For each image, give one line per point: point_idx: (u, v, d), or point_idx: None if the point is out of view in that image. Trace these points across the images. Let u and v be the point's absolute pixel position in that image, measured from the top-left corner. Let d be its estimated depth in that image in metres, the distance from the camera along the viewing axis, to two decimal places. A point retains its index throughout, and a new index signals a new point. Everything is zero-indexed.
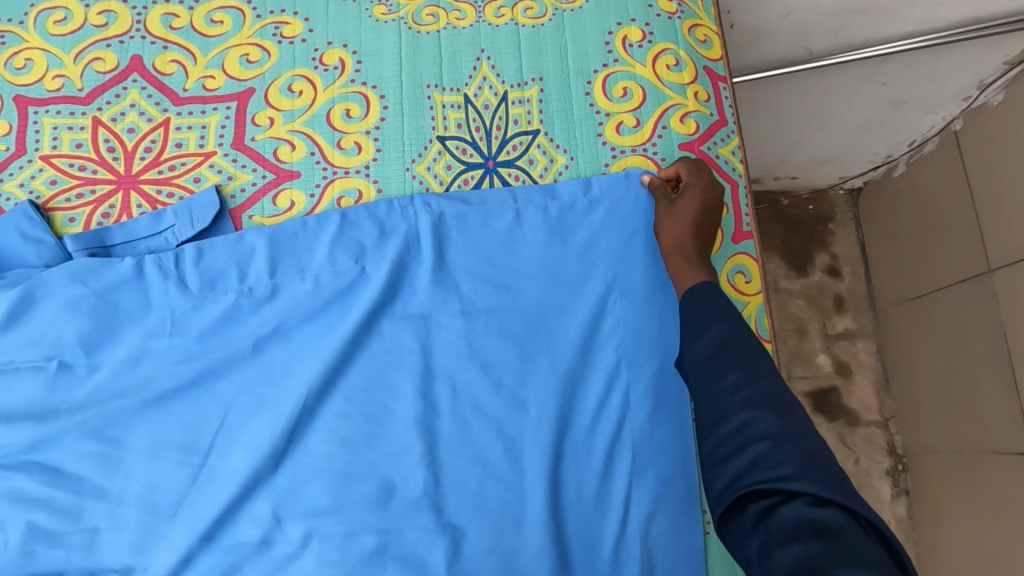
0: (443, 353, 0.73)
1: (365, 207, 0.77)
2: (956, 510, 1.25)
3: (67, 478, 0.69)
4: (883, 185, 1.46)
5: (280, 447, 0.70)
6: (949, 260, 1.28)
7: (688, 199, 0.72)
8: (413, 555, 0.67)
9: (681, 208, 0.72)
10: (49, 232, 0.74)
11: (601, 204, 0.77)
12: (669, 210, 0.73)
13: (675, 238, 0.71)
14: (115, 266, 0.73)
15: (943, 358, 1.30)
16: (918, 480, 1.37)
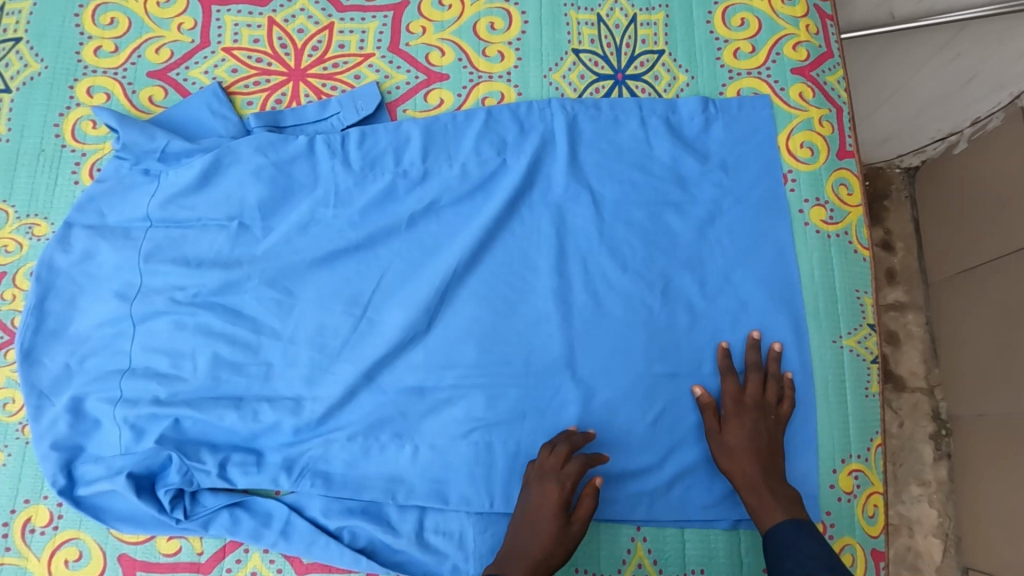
0: (575, 238, 0.83)
1: (509, 107, 0.86)
2: (1002, 487, 1.07)
3: (247, 319, 0.79)
4: (943, 162, 1.24)
5: (433, 304, 0.80)
6: (997, 227, 1.11)
7: (752, 401, 0.74)
8: (547, 403, 0.78)
9: (746, 421, 0.72)
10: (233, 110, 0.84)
11: (719, 118, 0.85)
12: (728, 411, 0.74)
13: (737, 444, 0.71)
14: (291, 142, 0.83)
15: (993, 347, 1.11)
16: (964, 447, 1.18)
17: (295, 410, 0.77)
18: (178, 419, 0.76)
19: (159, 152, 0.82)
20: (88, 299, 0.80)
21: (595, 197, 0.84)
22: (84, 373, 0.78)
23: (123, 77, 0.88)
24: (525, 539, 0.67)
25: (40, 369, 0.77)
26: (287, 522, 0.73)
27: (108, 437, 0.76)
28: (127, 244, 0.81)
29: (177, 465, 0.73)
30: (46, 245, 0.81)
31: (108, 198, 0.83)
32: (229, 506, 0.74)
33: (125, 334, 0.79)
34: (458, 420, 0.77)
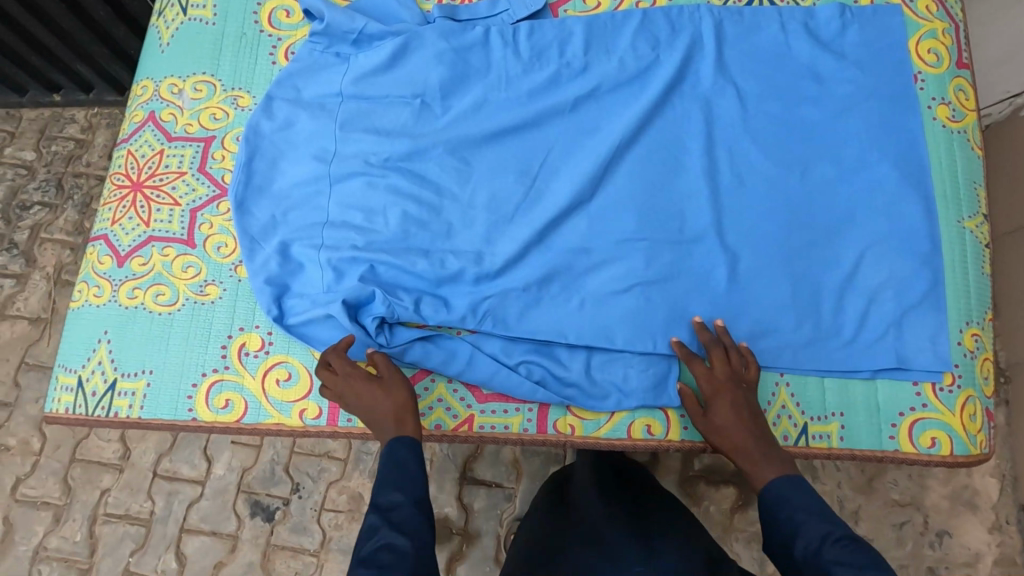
0: (721, 126, 0.92)
1: (662, 10, 0.96)
2: None
3: (430, 183, 0.89)
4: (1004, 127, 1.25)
5: (597, 176, 0.88)
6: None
7: (725, 373, 0.77)
8: (698, 265, 0.86)
9: (737, 393, 0.76)
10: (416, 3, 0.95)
11: (855, 22, 0.95)
12: (709, 380, 0.77)
13: (723, 422, 0.75)
14: (469, 32, 0.94)
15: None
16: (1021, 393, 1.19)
17: (475, 262, 0.86)
18: (373, 265, 0.85)
19: (357, 34, 0.93)
20: (289, 162, 0.90)
21: (737, 91, 0.93)
22: (287, 224, 0.87)
23: None
24: (358, 404, 0.76)
25: (250, 218, 0.87)
26: (472, 356, 0.83)
27: (311, 277, 0.85)
28: (323, 116, 0.91)
29: (380, 299, 0.82)
30: (253, 113, 0.90)
31: (305, 75, 0.93)
32: (420, 340, 0.83)
33: (322, 192, 0.88)
34: (620, 276, 0.85)
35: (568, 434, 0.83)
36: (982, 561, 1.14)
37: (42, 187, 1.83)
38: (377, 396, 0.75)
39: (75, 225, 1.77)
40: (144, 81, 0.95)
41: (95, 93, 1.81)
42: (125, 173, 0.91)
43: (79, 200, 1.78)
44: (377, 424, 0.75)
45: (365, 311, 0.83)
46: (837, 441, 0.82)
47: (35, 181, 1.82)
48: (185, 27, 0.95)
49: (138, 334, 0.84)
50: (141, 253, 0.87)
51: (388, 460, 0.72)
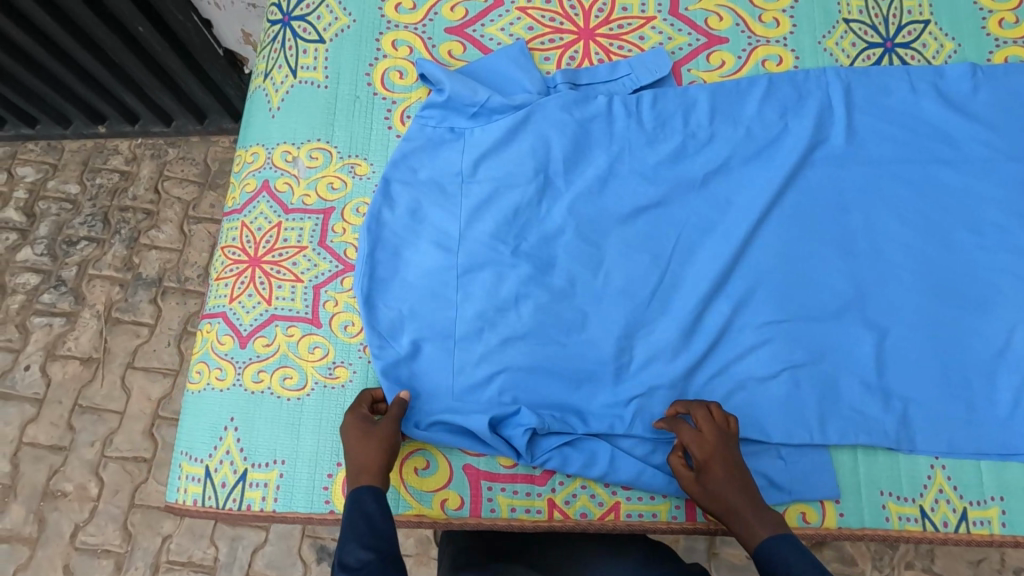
0: (856, 193, 0.88)
1: (788, 74, 0.92)
2: None
3: (562, 269, 0.86)
4: None
5: (732, 254, 0.85)
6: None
7: (713, 436, 0.74)
8: (843, 343, 0.83)
9: (732, 455, 0.74)
10: (536, 67, 0.92)
11: (988, 82, 0.91)
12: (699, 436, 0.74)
13: (716, 491, 0.72)
14: (592, 101, 0.90)
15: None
16: None
17: (615, 346, 0.83)
18: (510, 366, 0.82)
19: (478, 107, 0.90)
20: (413, 252, 0.86)
21: (870, 158, 0.90)
22: (414, 320, 0.84)
23: (423, 32, 0.95)
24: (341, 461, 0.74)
25: (378, 313, 0.84)
26: (614, 457, 0.79)
27: (442, 378, 0.82)
28: (446, 200, 0.88)
29: (527, 414, 0.79)
30: (374, 200, 0.87)
31: (423, 154, 0.89)
32: (566, 448, 0.80)
33: (449, 282, 0.85)
34: (764, 359, 0.83)
35: (718, 520, 0.79)
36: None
37: (87, 222, 1.76)
38: (360, 446, 0.74)
39: (122, 261, 1.71)
40: (254, 147, 0.91)
41: (141, 124, 1.76)
42: (241, 247, 0.88)
43: (127, 236, 1.74)
44: (365, 474, 0.72)
45: (507, 423, 0.80)
46: (999, 526, 0.78)
47: (80, 216, 1.76)
48: (296, 90, 0.91)
49: (266, 420, 0.81)
50: (263, 332, 0.84)
51: (355, 509, 0.69)
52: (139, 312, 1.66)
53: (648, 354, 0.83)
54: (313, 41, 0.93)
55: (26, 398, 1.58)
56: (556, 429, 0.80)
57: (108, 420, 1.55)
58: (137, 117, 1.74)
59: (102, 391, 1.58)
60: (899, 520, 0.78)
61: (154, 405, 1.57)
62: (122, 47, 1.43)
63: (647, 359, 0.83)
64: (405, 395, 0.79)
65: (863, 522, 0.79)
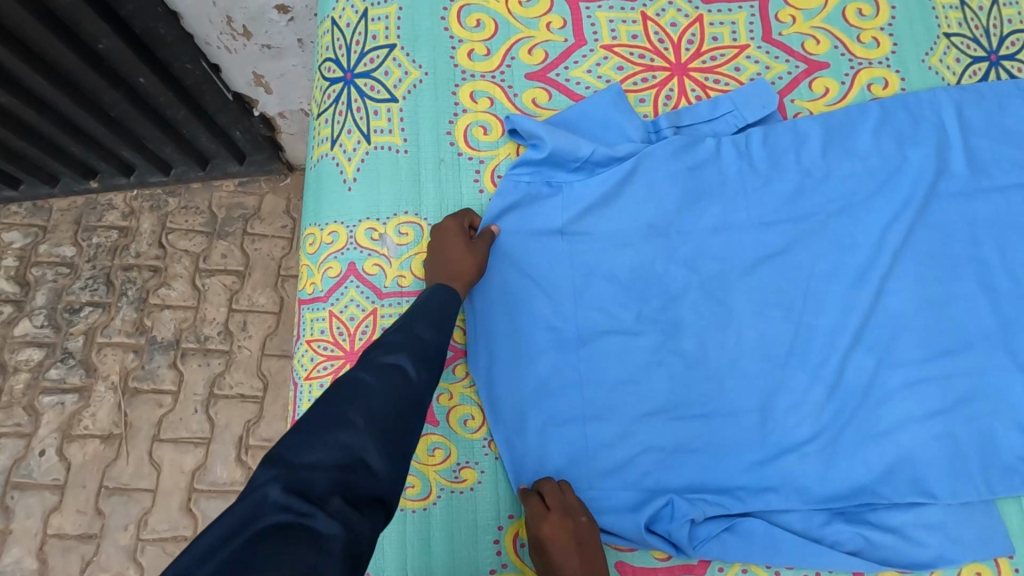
0: (986, 219, 0.82)
1: (899, 100, 0.85)
2: None
3: (689, 331, 0.79)
4: None
5: (870, 297, 0.79)
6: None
7: (559, 518, 0.68)
8: (1001, 389, 0.76)
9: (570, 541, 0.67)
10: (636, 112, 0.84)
11: None
12: (561, 512, 0.68)
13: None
14: (701, 145, 0.83)
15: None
16: None
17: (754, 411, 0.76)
18: (652, 447, 0.75)
19: (580, 159, 0.82)
20: (531, 327, 0.79)
21: (989, 189, 0.83)
22: (539, 404, 0.76)
23: (502, 80, 0.86)
24: (441, 251, 0.76)
25: (501, 397, 0.77)
26: (772, 535, 0.71)
27: (580, 469, 0.74)
28: (558, 265, 0.80)
29: (683, 502, 0.72)
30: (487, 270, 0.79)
31: (519, 212, 0.81)
32: (726, 533, 0.72)
33: (571, 356, 0.78)
34: (912, 412, 0.75)
35: None
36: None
37: (87, 285, 1.58)
38: (462, 255, 0.75)
39: (133, 324, 1.53)
40: (332, 226, 0.81)
41: (137, 175, 1.57)
42: (333, 341, 0.78)
43: (135, 296, 1.55)
44: (457, 283, 0.74)
45: (661, 518, 0.72)
46: None
47: (80, 279, 1.57)
48: (372, 157, 0.82)
49: (391, 535, 0.72)
50: None
51: (440, 297, 0.70)
52: (159, 379, 1.49)
53: (792, 417, 0.76)
54: (385, 99, 0.84)
55: (44, 485, 1.41)
56: (712, 514, 0.72)
57: (140, 500, 1.40)
58: (132, 168, 1.54)
59: (129, 469, 1.42)
60: None
61: (189, 478, 1.41)
62: (120, 100, 1.28)
63: (785, 423, 0.76)
64: (496, 230, 0.79)
65: None
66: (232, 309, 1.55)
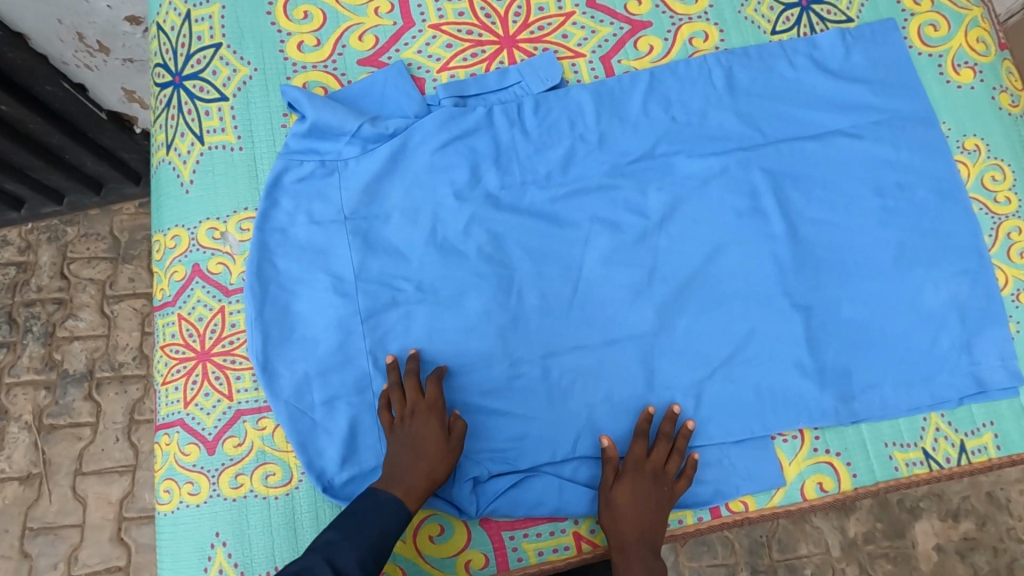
0: (780, 164, 0.88)
1: (668, 66, 0.89)
2: None
3: (530, 292, 0.82)
4: None
5: (696, 243, 0.85)
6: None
7: (639, 473, 0.75)
8: (778, 329, 0.83)
9: (654, 491, 0.74)
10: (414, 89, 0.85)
11: (895, 29, 0.93)
12: (626, 471, 0.75)
13: (630, 511, 0.73)
14: (470, 114, 0.84)
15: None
16: None
17: (544, 374, 0.80)
18: (497, 414, 0.78)
19: (349, 137, 0.82)
20: (345, 316, 0.79)
21: (768, 141, 0.88)
22: (357, 389, 0.77)
23: (335, 69, 0.87)
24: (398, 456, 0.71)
25: (324, 389, 0.77)
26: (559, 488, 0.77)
27: (369, 443, 0.76)
28: (386, 249, 0.82)
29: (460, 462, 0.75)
30: (295, 268, 0.80)
31: (348, 200, 0.82)
32: (511, 490, 0.76)
33: (354, 332, 0.79)
34: (692, 356, 0.82)
35: (743, 511, 0.80)
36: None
37: None
38: (435, 446, 0.71)
39: (41, 360, 1.46)
40: (174, 230, 0.81)
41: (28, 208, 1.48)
42: (184, 343, 0.78)
43: (42, 331, 1.48)
44: (394, 485, 0.70)
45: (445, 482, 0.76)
46: (996, 450, 0.81)
47: None
48: (207, 157, 0.82)
49: (257, 527, 0.74)
50: (232, 432, 0.76)
51: (375, 526, 0.66)
52: (76, 412, 1.43)
53: (622, 374, 0.81)
54: (215, 99, 0.84)
55: None
56: (496, 472, 0.76)
57: (68, 537, 1.36)
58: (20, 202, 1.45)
59: (52, 507, 1.38)
60: (907, 467, 0.81)
61: (117, 508, 1.38)
62: None
63: (619, 382, 0.81)
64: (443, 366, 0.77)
65: (875, 477, 0.80)
66: (144, 331, 1.49)
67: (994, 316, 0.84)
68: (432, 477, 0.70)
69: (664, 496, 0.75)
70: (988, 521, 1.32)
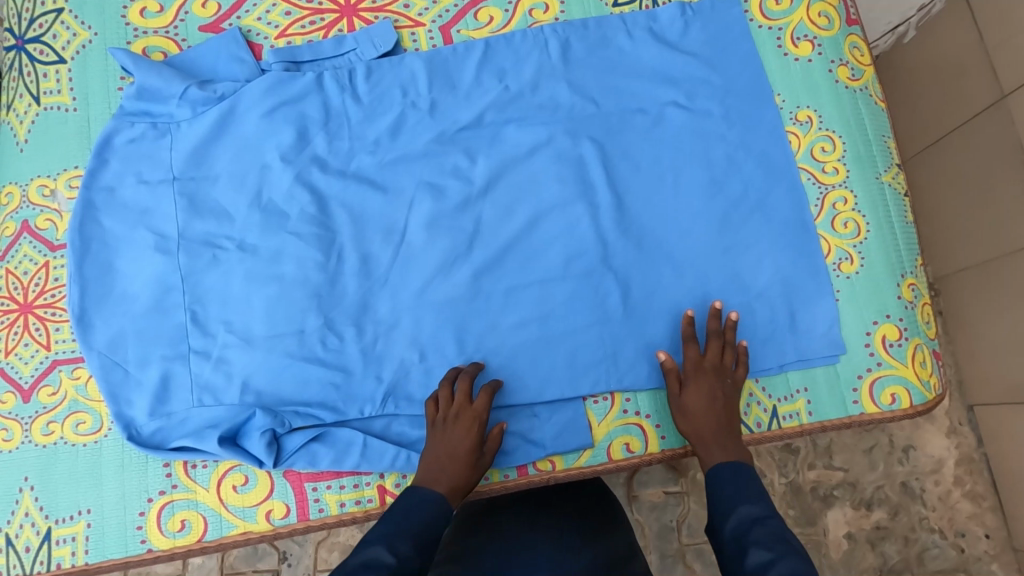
0: (608, 136, 0.89)
1: (504, 36, 0.91)
2: (988, 314, 1.23)
3: (352, 253, 0.84)
4: (897, 55, 1.36)
5: (521, 210, 0.87)
6: (962, 104, 1.23)
7: (715, 366, 0.79)
8: (595, 295, 0.85)
9: (708, 386, 0.77)
10: (248, 55, 0.87)
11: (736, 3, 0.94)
12: (688, 376, 0.78)
13: (700, 405, 0.76)
14: (299, 79, 0.86)
15: (974, 232, 1.24)
16: (951, 300, 1.32)
17: (357, 334, 0.82)
18: (305, 372, 0.80)
19: (177, 99, 0.84)
20: (162, 270, 0.81)
21: (601, 111, 0.90)
22: (172, 343, 0.80)
23: (176, 35, 0.89)
24: (440, 462, 0.72)
25: (136, 341, 0.79)
26: (364, 444, 0.77)
27: (181, 394, 0.78)
28: (211, 206, 0.84)
29: (261, 415, 0.76)
30: (119, 224, 0.83)
31: (177, 161, 0.85)
32: (312, 443, 0.77)
33: (174, 288, 0.81)
34: (508, 319, 0.84)
35: (550, 470, 0.81)
36: (946, 465, 1.29)
37: None
38: (442, 454, 0.73)
39: None
40: (6, 187, 0.84)
41: None
42: (6, 295, 0.81)
43: None
44: (438, 482, 0.71)
45: (247, 433, 0.76)
46: (806, 417, 0.83)
47: None
48: (42, 119, 0.85)
49: (65, 472, 0.76)
50: (46, 381, 0.78)
51: (421, 512, 0.68)
52: None
53: (437, 335, 0.83)
54: (53, 62, 0.87)
55: None
56: (299, 426, 0.77)
57: None
58: None
59: None
60: None
61: None
62: None
63: (433, 342, 0.82)
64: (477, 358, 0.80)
65: (683, 440, 0.82)
66: None
67: (816, 285, 0.85)
68: (460, 485, 0.72)
69: (717, 383, 0.78)
70: (897, 509, 1.27)
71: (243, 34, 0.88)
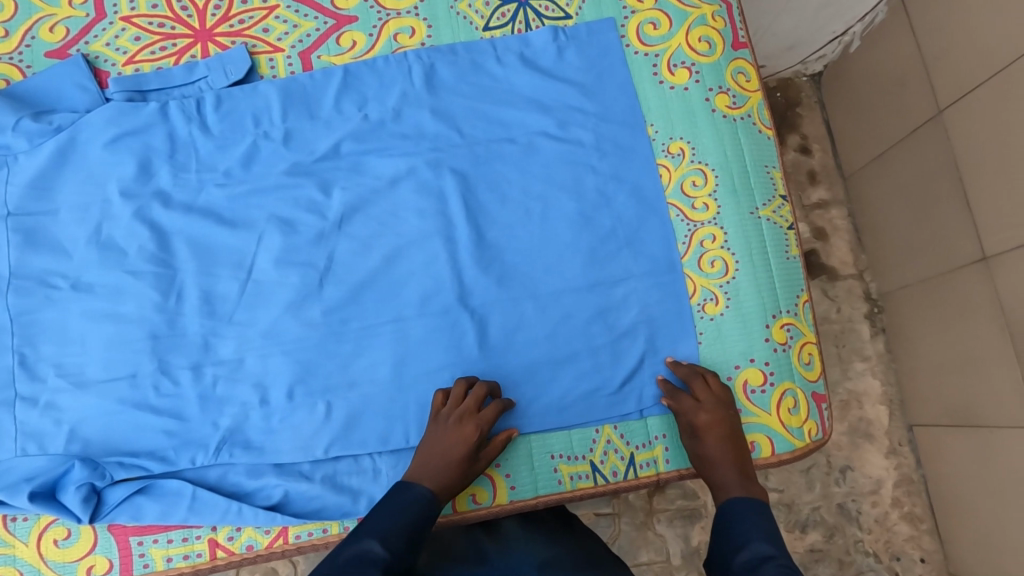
0: (473, 165, 0.85)
1: (366, 63, 0.87)
2: (929, 333, 1.16)
3: (195, 291, 0.80)
4: (844, 65, 1.29)
5: (379, 244, 0.83)
6: (904, 114, 1.16)
7: (713, 407, 0.77)
8: (450, 336, 0.81)
9: (718, 430, 0.75)
10: (91, 85, 0.83)
11: (612, 28, 0.89)
12: (697, 426, 0.76)
13: (715, 456, 0.75)
14: (142, 110, 0.83)
15: (916, 247, 1.18)
16: (895, 316, 1.26)
17: (195, 377, 0.78)
18: (137, 419, 0.76)
19: (11, 130, 0.81)
20: None
21: (466, 140, 0.86)
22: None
23: (20, 61, 0.85)
24: (434, 460, 0.72)
25: None
26: (192, 496, 0.74)
27: (4, 442, 0.75)
28: (46, 241, 0.80)
29: (79, 467, 0.73)
30: None
31: (9, 193, 0.81)
32: (138, 496, 0.74)
33: (4, 329, 0.78)
34: (359, 360, 0.80)
35: None
36: (884, 487, 1.22)
37: None
38: (442, 452, 0.72)
39: None
40: None
41: None
42: None
43: None
44: (427, 477, 0.71)
45: (66, 486, 0.73)
46: (665, 463, 0.80)
47: None
48: None
49: None
50: None
51: (414, 507, 0.66)
52: None
53: (281, 379, 0.79)
54: None
55: None
56: (123, 478, 0.74)
57: None
58: None
59: None
60: (570, 480, 0.78)
61: None
62: None
63: (277, 386, 0.78)
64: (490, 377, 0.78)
65: (536, 489, 0.78)
66: None
67: (680, 326, 0.82)
68: (449, 484, 0.71)
69: (730, 424, 0.76)
70: (833, 532, 1.20)
71: (87, 61, 0.84)
